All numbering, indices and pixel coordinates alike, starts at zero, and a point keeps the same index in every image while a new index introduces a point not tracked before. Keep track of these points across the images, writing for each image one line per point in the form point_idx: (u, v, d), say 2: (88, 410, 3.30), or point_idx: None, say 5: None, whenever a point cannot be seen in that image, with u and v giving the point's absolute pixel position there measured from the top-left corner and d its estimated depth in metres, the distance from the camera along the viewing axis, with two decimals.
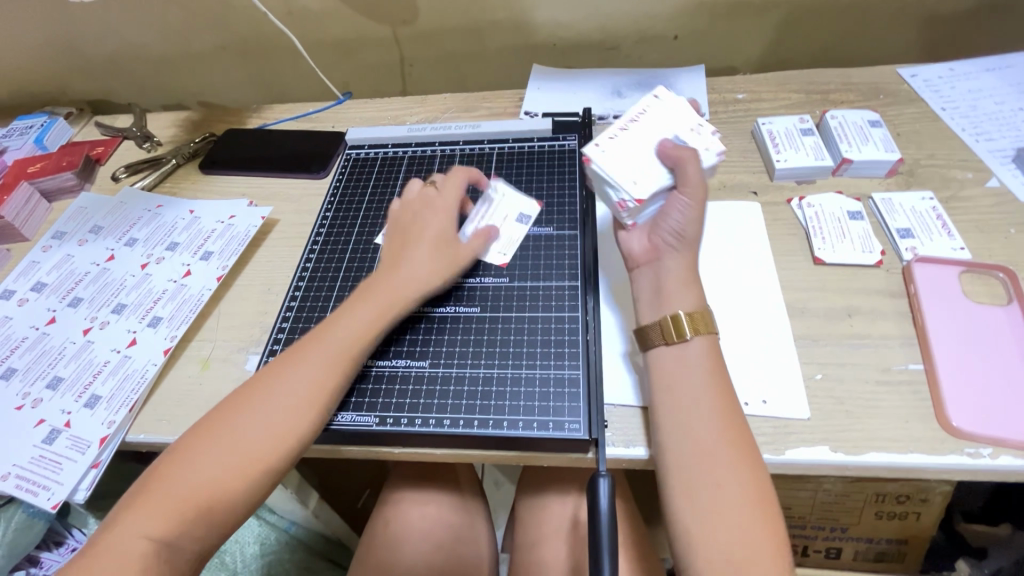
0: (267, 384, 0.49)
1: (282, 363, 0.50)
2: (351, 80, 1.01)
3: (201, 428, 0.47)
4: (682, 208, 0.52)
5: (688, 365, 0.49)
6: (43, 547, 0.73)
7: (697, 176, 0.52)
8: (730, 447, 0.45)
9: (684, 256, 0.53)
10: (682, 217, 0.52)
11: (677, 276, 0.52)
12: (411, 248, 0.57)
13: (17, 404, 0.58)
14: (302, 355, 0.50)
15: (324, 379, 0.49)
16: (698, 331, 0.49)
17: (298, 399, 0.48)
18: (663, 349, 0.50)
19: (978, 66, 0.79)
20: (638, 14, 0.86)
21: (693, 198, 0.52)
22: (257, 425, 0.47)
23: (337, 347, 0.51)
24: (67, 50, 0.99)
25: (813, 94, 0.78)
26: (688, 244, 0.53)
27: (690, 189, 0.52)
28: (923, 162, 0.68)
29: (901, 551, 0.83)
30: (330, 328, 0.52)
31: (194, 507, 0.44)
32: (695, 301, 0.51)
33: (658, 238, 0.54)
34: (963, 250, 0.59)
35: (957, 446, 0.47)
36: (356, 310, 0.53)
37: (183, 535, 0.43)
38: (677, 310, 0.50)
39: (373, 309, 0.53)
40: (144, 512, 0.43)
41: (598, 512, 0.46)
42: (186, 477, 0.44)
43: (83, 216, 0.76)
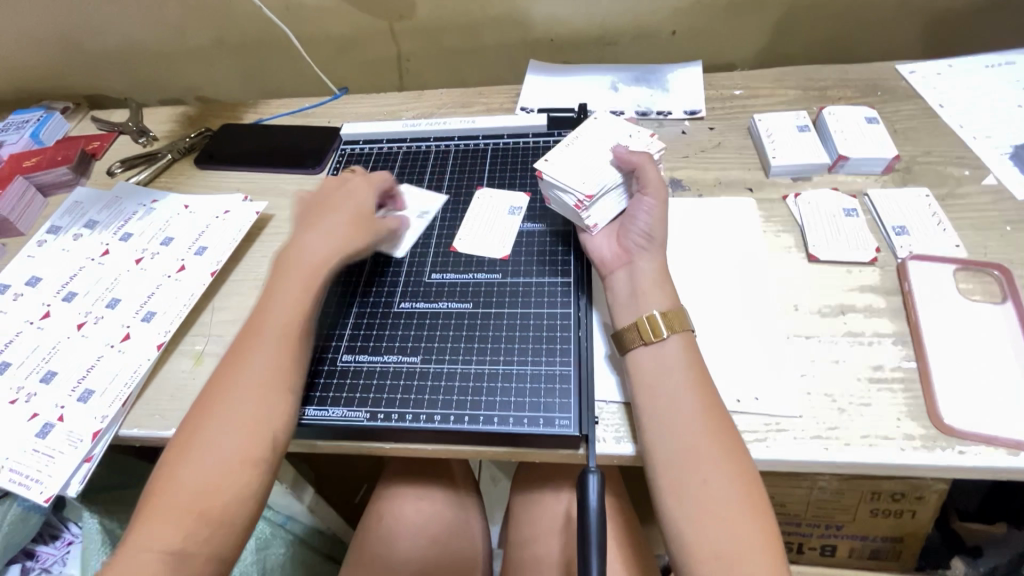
0: (235, 380, 0.49)
1: (232, 362, 0.50)
2: (348, 76, 1.01)
3: (179, 440, 0.47)
4: (647, 207, 0.56)
5: (664, 360, 0.49)
6: (39, 540, 0.74)
7: (656, 178, 0.57)
8: (714, 438, 0.45)
9: (655, 257, 0.54)
10: (649, 217, 0.55)
11: (649, 277, 0.53)
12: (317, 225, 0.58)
13: (11, 398, 0.58)
14: (245, 348, 0.51)
15: (275, 362, 0.50)
16: (675, 329, 0.50)
17: (258, 388, 0.48)
18: (643, 350, 0.50)
19: (977, 62, 0.79)
20: (635, 10, 0.85)
21: (657, 198, 0.56)
22: (230, 424, 0.47)
23: (276, 330, 0.51)
24: (63, 45, 0.99)
25: (810, 90, 0.78)
26: (657, 244, 0.55)
27: (652, 190, 0.56)
28: (920, 159, 0.68)
29: (896, 549, 0.84)
30: (262, 316, 0.52)
31: (198, 516, 0.44)
32: (667, 301, 0.51)
33: (627, 241, 0.56)
34: (959, 247, 0.59)
35: (949, 444, 0.47)
36: (282, 292, 0.53)
37: (197, 546, 0.43)
38: (652, 310, 0.51)
39: (298, 287, 0.53)
40: (150, 530, 0.43)
41: (589, 509, 0.45)
42: (184, 489, 0.44)
43: (78, 211, 0.76)
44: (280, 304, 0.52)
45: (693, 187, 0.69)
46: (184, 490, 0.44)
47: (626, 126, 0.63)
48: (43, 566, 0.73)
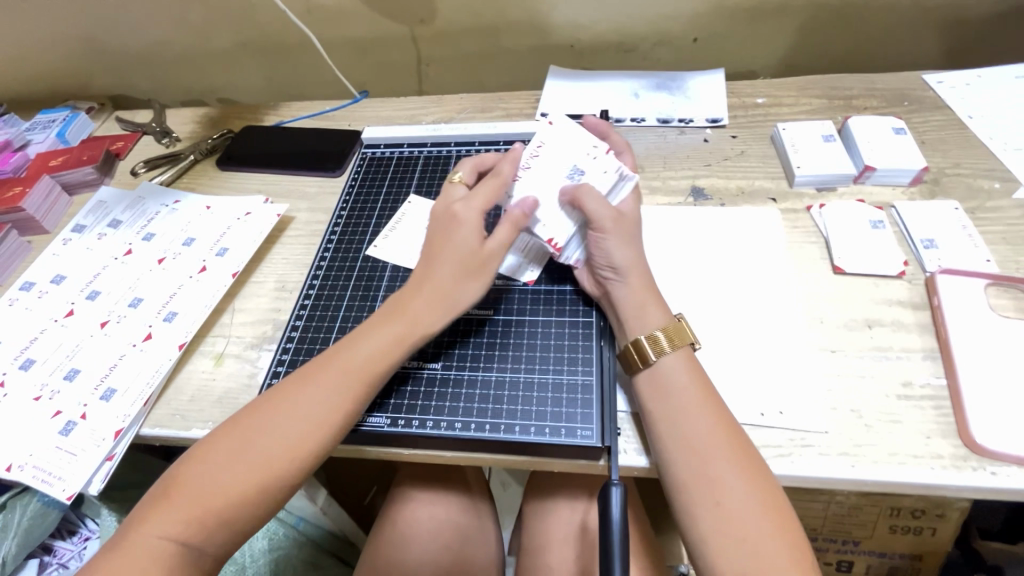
0: (285, 398, 0.48)
1: (295, 381, 0.50)
2: (368, 79, 1.01)
3: (217, 436, 0.47)
4: (599, 243, 0.54)
5: (671, 375, 0.48)
6: (57, 535, 0.75)
7: (598, 208, 0.54)
8: (728, 452, 0.44)
9: (630, 280, 0.53)
10: (604, 250, 0.54)
11: (628, 303, 0.53)
12: (462, 266, 0.53)
13: (35, 396, 0.59)
14: (315, 374, 0.50)
15: (342, 402, 0.49)
16: (673, 345, 0.49)
17: (314, 418, 0.48)
18: (645, 370, 0.50)
19: (1006, 73, 0.77)
20: (658, 16, 0.85)
21: (605, 230, 0.54)
22: (271, 440, 0.47)
23: (352, 368, 0.50)
24: (90, 46, 1.01)
25: (835, 99, 0.77)
26: (627, 269, 0.53)
27: (597, 223, 0.54)
28: (948, 171, 0.67)
29: (914, 566, 0.82)
30: (343, 349, 0.51)
31: (214, 516, 0.44)
32: (652, 322, 0.51)
33: (597, 274, 0.55)
34: (989, 262, 0.58)
35: (980, 464, 0.46)
36: (372, 335, 0.51)
37: (208, 541, 0.44)
38: (636, 335, 0.51)
39: (389, 335, 0.51)
40: (160, 522, 0.43)
41: (610, 522, 0.45)
42: (200, 488, 0.45)
43: (103, 210, 0.77)
44: (367, 347, 0.51)
45: (715, 196, 0.68)
46: (201, 488, 0.45)
47: (585, 138, 0.59)
48: (61, 561, 0.74)
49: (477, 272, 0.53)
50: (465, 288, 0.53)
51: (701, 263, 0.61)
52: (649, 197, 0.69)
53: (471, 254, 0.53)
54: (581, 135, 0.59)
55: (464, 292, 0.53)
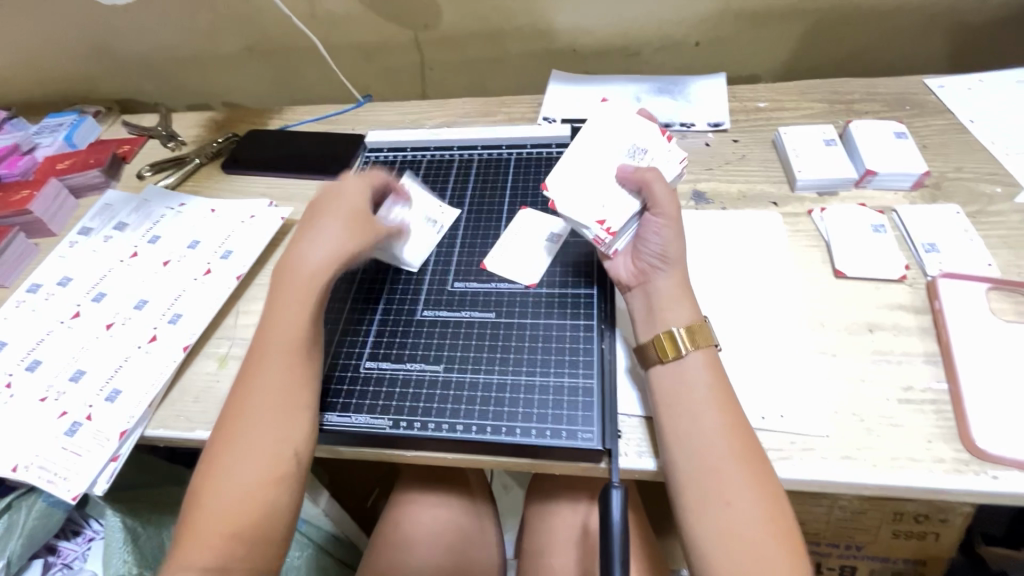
0: (243, 399, 0.49)
1: (245, 378, 0.50)
2: (372, 83, 1.02)
3: (205, 460, 0.48)
4: (658, 229, 0.53)
5: (688, 379, 0.48)
6: (61, 535, 0.76)
7: (664, 194, 0.54)
8: (738, 459, 0.44)
9: (673, 273, 0.53)
10: (660, 238, 0.53)
11: (667, 294, 0.52)
12: (313, 230, 0.57)
13: (41, 396, 0.59)
14: (254, 365, 0.51)
15: (289, 378, 0.50)
16: (696, 344, 0.49)
17: (273, 403, 0.49)
18: (661, 369, 0.50)
19: (1008, 78, 0.77)
20: (660, 21, 0.85)
21: (668, 218, 0.53)
22: (252, 438, 0.47)
23: (281, 346, 0.51)
24: (97, 51, 1.02)
25: (837, 104, 0.77)
26: (675, 263, 0.53)
27: (661, 208, 0.53)
28: (950, 175, 0.67)
29: (918, 571, 0.82)
30: (264, 334, 0.52)
31: (238, 527, 0.45)
32: (689, 315, 0.51)
33: (642, 261, 0.55)
34: (991, 266, 0.58)
35: (982, 468, 0.46)
36: (281, 312, 0.53)
37: (235, 554, 0.44)
38: (672, 326, 0.50)
39: (296, 303, 0.53)
40: (187, 539, 0.44)
41: (611, 524, 0.45)
42: (215, 501, 0.45)
43: (109, 213, 0.78)
44: (282, 321, 0.52)
45: (717, 200, 0.69)
46: (217, 501, 0.45)
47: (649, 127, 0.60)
48: (65, 561, 0.74)
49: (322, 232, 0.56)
50: (317, 246, 0.55)
51: (702, 266, 0.62)
52: None
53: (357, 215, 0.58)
54: (647, 123, 0.60)
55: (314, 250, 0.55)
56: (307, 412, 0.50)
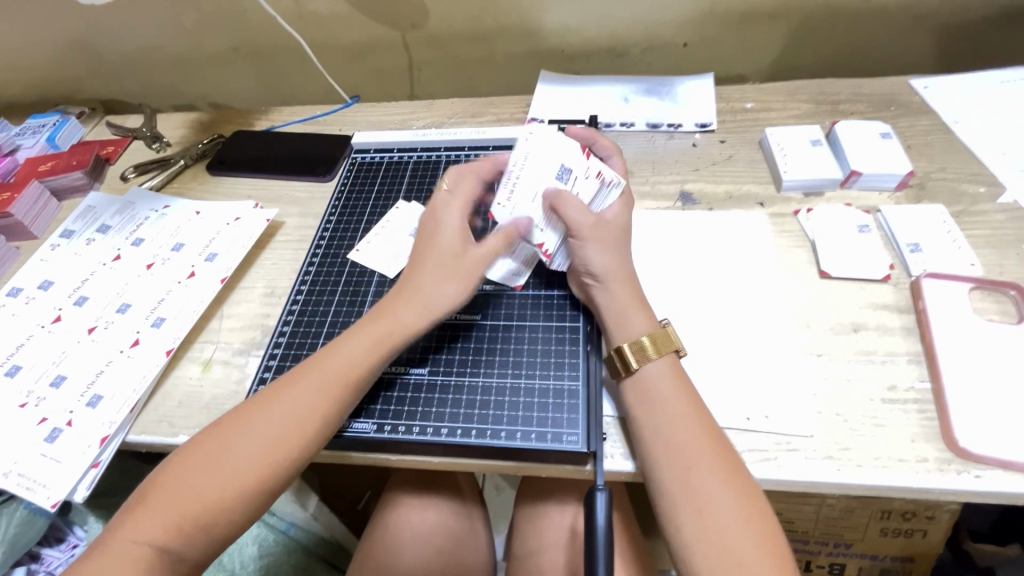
0: (266, 405, 0.48)
1: (280, 386, 0.50)
2: (360, 84, 1.01)
3: (197, 442, 0.47)
4: (581, 251, 0.54)
5: (657, 384, 0.48)
6: (43, 543, 0.73)
7: (578, 217, 0.54)
8: (713, 461, 0.44)
9: (613, 286, 0.53)
10: (586, 258, 0.54)
11: (611, 311, 0.53)
12: (440, 268, 0.54)
13: (21, 402, 0.58)
14: (294, 380, 0.50)
15: (323, 407, 0.49)
16: (659, 352, 0.50)
17: (294, 421, 0.48)
18: (628, 378, 0.50)
19: (991, 78, 0.78)
20: (648, 21, 0.85)
21: (585, 238, 0.54)
22: (248, 441, 0.47)
23: (333, 372, 0.50)
24: (81, 51, 1.01)
25: (823, 104, 0.78)
26: (609, 276, 0.54)
27: (577, 231, 0.54)
28: (934, 175, 0.67)
29: (906, 568, 0.82)
30: (326, 353, 0.51)
31: (190, 521, 0.44)
32: (637, 329, 0.51)
33: (580, 281, 0.55)
34: (974, 265, 0.58)
35: (965, 467, 0.46)
36: (355, 339, 0.52)
37: (184, 548, 0.44)
38: (614, 345, 0.51)
39: (371, 339, 0.52)
40: (138, 525, 0.43)
41: (594, 527, 0.45)
42: (176, 491, 0.45)
43: (92, 215, 0.77)
44: (349, 350, 0.51)
45: (704, 201, 0.69)
46: (181, 492, 0.45)
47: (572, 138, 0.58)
48: (49, 568, 0.72)
49: (458, 276, 0.54)
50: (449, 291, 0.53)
51: (687, 267, 0.62)
52: (638, 201, 0.69)
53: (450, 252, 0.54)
54: (569, 141, 0.57)
55: (442, 296, 0.53)
56: (317, 443, 0.48)
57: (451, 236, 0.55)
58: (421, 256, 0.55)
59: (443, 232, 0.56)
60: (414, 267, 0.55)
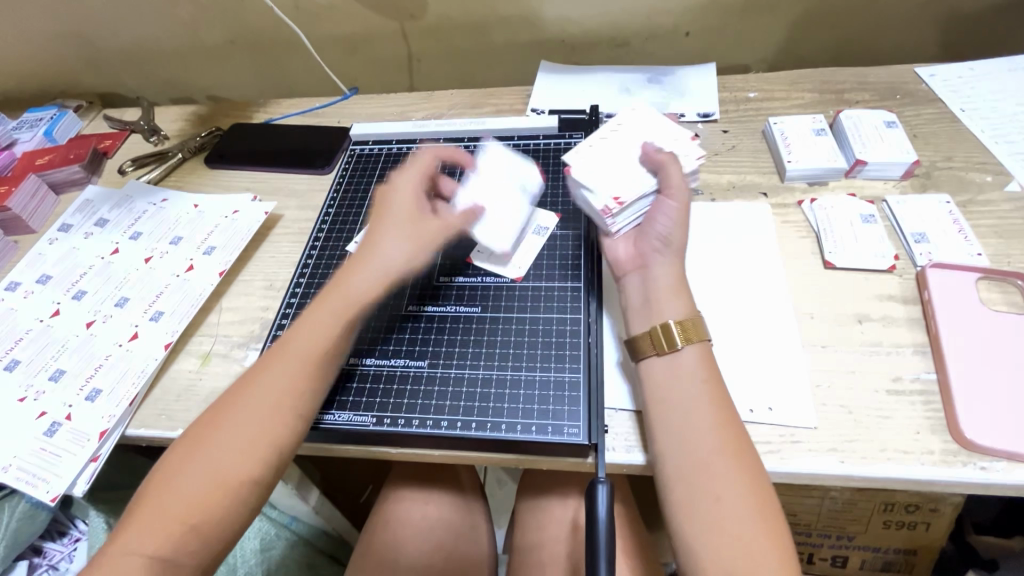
0: (245, 398, 0.48)
1: (252, 374, 0.49)
2: (359, 76, 1.00)
3: (183, 444, 0.47)
4: (665, 209, 0.54)
5: (682, 371, 0.48)
6: (47, 536, 0.75)
7: (678, 179, 0.55)
8: (727, 453, 0.44)
9: (674, 261, 0.53)
10: (667, 221, 0.54)
11: (666, 284, 0.52)
12: (391, 240, 0.55)
13: (20, 396, 0.58)
14: (269, 368, 0.49)
15: (293, 387, 0.48)
16: (690, 340, 0.48)
17: (269, 407, 0.47)
18: (654, 360, 0.49)
19: (999, 66, 0.77)
20: (650, 10, 0.84)
21: (675, 200, 0.54)
22: (232, 437, 0.46)
23: (298, 353, 0.50)
24: (77, 43, 1.00)
25: (827, 93, 0.77)
26: (675, 251, 0.54)
27: (673, 191, 0.54)
28: (940, 164, 0.66)
29: (909, 561, 0.82)
30: (290, 336, 0.51)
31: (185, 524, 0.44)
32: (684, 310, 0.50)
33: (645, 244, 0.55)
34: (981, 255, 0.57)
35: (970, 459, 0.46)
36: (316, 316, 0.52)
37: (184, 551, 0.43)
38: (667, 318, 0.50)
39: (330, 313, 0.51)
40: (136, 529, 0.43)
41: (597, 519, 0.45)
42: (171, 493, 0.44)
43: (89, 209, 0.76)
44: (311, 328, 0.51)
45: (706, 191, 0.68)
46: (176, 492, 0.44)
47: (668, 125, 0.62)
48: (52, 562, 0.73)
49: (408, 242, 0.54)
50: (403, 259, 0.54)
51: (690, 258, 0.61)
52: None
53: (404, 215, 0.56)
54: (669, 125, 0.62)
55: (394, 265, 0.53)
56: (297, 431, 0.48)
57: (400, 207, 0.56)
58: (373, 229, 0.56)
59: (394, 204, 0.57)
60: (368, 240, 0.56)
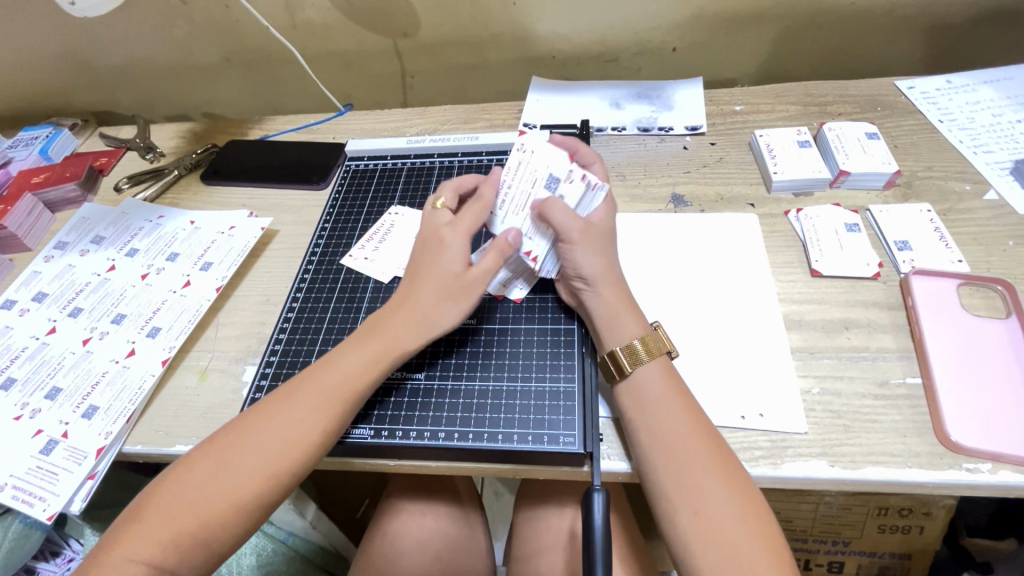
0: (257, 421, 0.48)
1: (271, 402, 0.49)
2: (354, 92, 1.02)
3: (188, 460, 0.47)
4: (569, 255, 0.54)
5: (655, 384, 0.49)
6: (40, 557, 0.74)
7: (568, 223, 0.53)
8: (709, 460, 0.45)
9: (602, 290, 0.53)
10: (576, 262, 0.53)
11: (601, 315, 0.53)
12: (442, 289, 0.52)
13: (16, 415, 0.58)
14: (292, 394, 0.49)
15: (318, 419, 0.48)
16: (648, 356, 0.50)
17: (292, 438, 0.47)
18: (622, 381, 0.50)
19: (975, 78, 0.79)
20: (638, 26, 0.86)
21: (574, 242, 0.53)
22: (249, 464, 0.46)
23: (327, 391, 0.49)
24: (74, 63, 1.01)
25: (811, 106, 0.79)
26: (598, 282, 0.53)
27: (569, 236, 0.53)
28: (921, 174, 0.68)
29: (904, 565, 0.82)
30: (318, 370, 0.51)
31: (188, 543, 0.44)
32: (629, 330, 0.52)
33: (572, 285, 0.55)
34: (961, 262, 0.59)
35: (956, 461, 0.47)
36: (351, 353, 0.51)
37: (182, 565, 0.44)
38: (609, 348, 0.52)
39: (368, 354, 0.51)
40: (134, 548, 0.43)
41: (593, 527, 0.45)
42: (175, 512, 0.44)
43: (85, 226, 0.77)
44: (345, 366, 0.51)
45: (695, 202, 0.69)
46: (179, 505, 0.45)
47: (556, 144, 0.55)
48: None
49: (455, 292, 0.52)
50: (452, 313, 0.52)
51: (679, 269, 0.62)
52: (629, 204, 0.70)
53: (453, 271, 0.53)
54: (554, 146, 0.55)
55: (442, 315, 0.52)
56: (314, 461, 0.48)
57: (449, 255, 0.53)
58: (415, 275, 0.54)
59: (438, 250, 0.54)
60: (413, 287, 0.53)
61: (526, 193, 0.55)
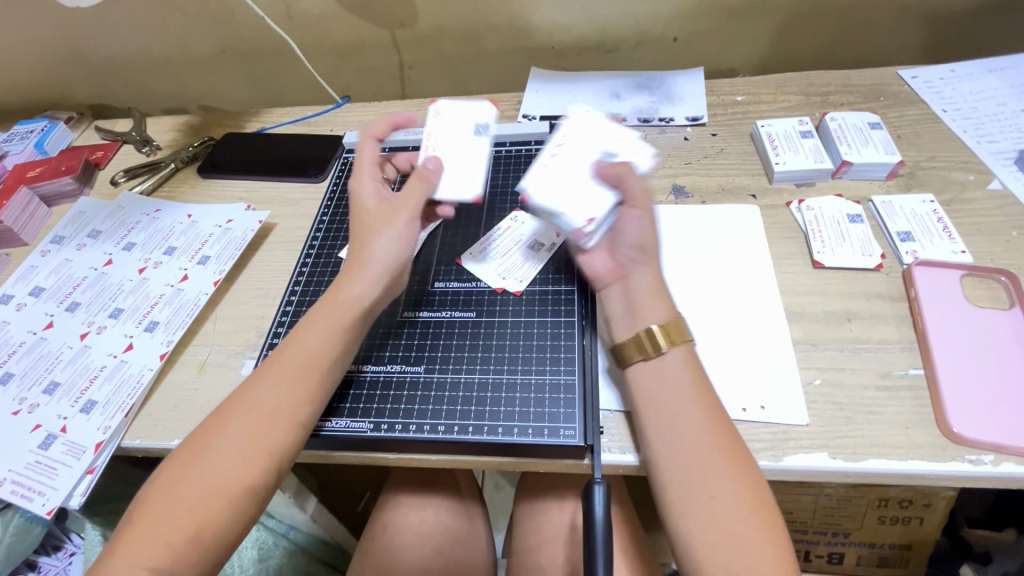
0: (236, 407, 0.48)
1: (248, 385, 0.50)
2: (352, 84, 1.01)
3: (183, 453, 0.47)
4: (632, 221, 0.53)
5: (669, 374, 0.48)
6: (41, 551, 0.74)
7: (641, 188, 0.54)
8: (719, 452, 0.44)
9: (651, 266, 0.52)
10: (637, 230, 0.53)
11: (644, 290, 0.52)
12: (376, 227, 0.54)
13: (13, 409, 0.58)
14: (265, 375, 0.50)
15: (286, 395, 0.48)
16: (673, 342, 0.49)
17: (262, 417, 0.47)
18: (641, 366, 0.49)
19: (979, 67, 0.78)
20: (638, 16, 0.85)
21: (642, 209, 0.53)
22: (230, 446, 0.46)
23: (294, 366, 0.50)
24: (68, 55, 1.00)
25: (813, 96, 0.78)
26: (650, 257, 0.53)
27: (638, 200, 0.53)
28: (924, 164, 0.68)
29: (904, 556, 0.82)
30: (286, 348, 0.51)
31: (186, 534, 0.44)
32: (668, 311, 0.50)
33: (620, 256, 0.54)
34: (965, 253, 0.58)
35: (959, 453, 0.46)
36: (311, 325, 0.52)
37: (184, 561, 0.43)
38: (650, 324, 0.50)
39: (327, 322, 0.51)
40: (134, 547, 0.43)
41: (594, 519, 0.45)
42: (172, 506, 0.44)
43: (82, 220, 0.76)
44: (306, 337, 0.51)
45: (696, 193, 0.69)
46: (176, 499, 0.44)
47: (608, 126, 0.61)
48: None
49: (390, 224, 0.54)
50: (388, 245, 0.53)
51: (681, 261, 0.62)
52: None
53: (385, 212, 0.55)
54: (615, 125, 0.61)
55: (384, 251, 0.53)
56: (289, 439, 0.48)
57: (376, 202, 0.56)
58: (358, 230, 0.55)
59: (364, 201, 0.56)
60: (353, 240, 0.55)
61: (589, 159, 0.58)
